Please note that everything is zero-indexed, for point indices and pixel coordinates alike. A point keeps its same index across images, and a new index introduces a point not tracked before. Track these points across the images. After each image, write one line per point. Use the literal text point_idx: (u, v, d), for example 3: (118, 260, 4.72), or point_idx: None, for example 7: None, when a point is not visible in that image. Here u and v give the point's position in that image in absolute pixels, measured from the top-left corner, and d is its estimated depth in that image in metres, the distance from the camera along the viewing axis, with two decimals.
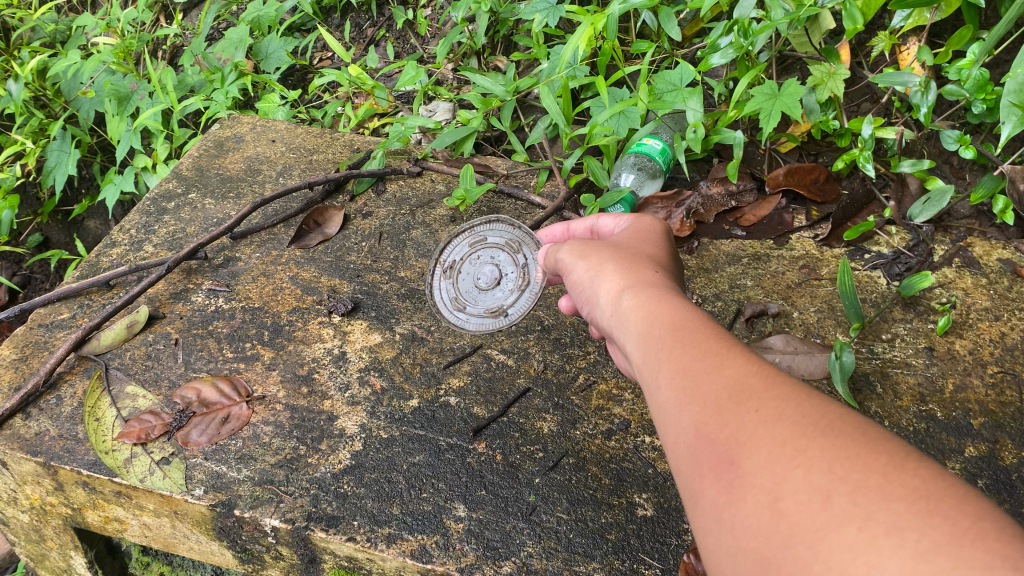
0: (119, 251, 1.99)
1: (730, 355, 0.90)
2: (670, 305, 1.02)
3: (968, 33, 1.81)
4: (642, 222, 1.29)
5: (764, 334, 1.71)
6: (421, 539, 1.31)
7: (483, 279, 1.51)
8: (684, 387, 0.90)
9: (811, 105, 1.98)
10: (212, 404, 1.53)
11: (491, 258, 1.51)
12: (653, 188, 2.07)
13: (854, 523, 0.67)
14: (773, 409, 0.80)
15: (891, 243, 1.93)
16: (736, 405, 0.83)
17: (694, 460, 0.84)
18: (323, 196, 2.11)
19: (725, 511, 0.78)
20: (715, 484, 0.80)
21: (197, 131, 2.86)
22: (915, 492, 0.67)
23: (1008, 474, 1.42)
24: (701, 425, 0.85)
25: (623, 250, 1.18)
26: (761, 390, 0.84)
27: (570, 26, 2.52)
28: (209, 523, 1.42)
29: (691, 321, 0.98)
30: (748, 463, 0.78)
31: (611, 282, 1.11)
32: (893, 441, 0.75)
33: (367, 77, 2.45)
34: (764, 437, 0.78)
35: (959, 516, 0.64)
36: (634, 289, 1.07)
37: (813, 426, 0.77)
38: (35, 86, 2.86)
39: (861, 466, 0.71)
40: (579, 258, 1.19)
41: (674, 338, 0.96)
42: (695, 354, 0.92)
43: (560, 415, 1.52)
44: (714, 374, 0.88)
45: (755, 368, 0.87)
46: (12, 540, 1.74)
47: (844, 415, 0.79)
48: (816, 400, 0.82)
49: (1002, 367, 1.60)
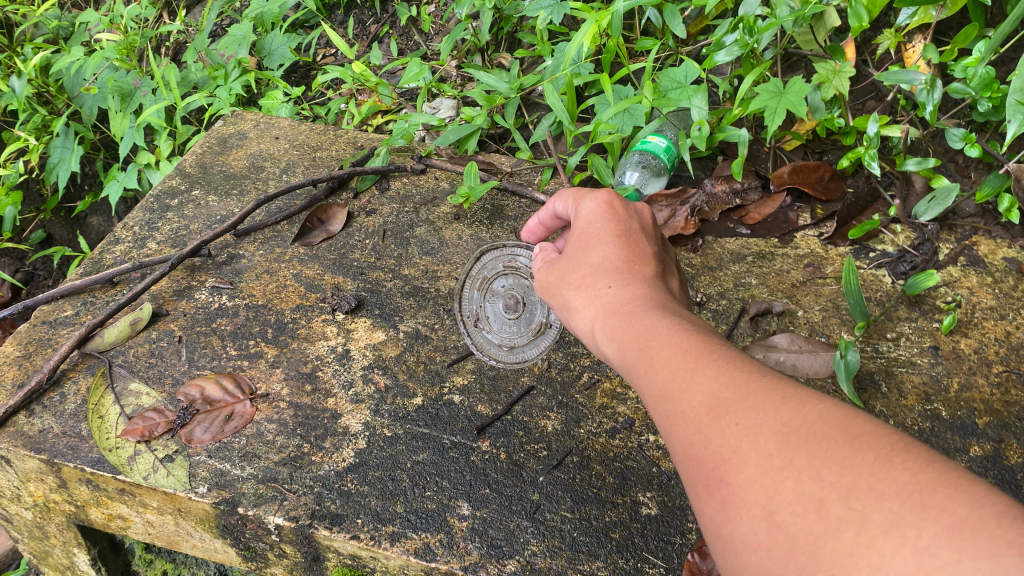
0: (122, 248, 1.98)
1: (695, 367, 0.90)
2: (638, 321, 1.02)
3: (974, 31, 1.80)
4: (586, 206, 1.24)
5: (769, 333, 1.70)
6: (425, 537, 1.31)
7: (508, 308, 1.56)
8: (664, 413, 0.90)
9: (816, 103, 1.95)
10: (216, 402, 1.52)
11: (505, 287, 1.59)
12: (656, 186, 2.03)
13: (852, 527, 0.66)
14: (754, 420, 0.80)
15: (896, 242, 1.92)
16: (715, 422, 0.83)
17: (688, 483, 0.85)
18: (327, 193, 2.10)
19: (722, 528, 0.78)
20: (710, 503, 0.80)
21: (201, 127, 2.86)
22: (909, 487, 0.67)
23: (1012, 474, 1.41)
24: (684, 451, 0.85)
25: (578, 265, 1.16)
26: (738, 401, 0.83)
27: (574, 23, 2.51)
28: (213, 521, 1.41)
29: (659, 335, 0.97)
30: (736, 479, 0.78)
31: (585, 309, 1.12)
32: (879, 433, 0.74)
33: (371, 74, 2.45)
34: (748, 451, 0.78)
35: (956, 506, 0.63)
36: (605, 311, 1.08)
37: (795, 433, 0.77)
38: (38, 82, 2.85)
39: (850, 468, 0.71)
40: (551, 296, 1.20)
41: (645, 362, 0.96)
42: (666, 375, 0.92)
43: (564, 413, 1.52)
44: (687, 395, 0.88)
45: (725, 376, 0.87)
46: (15, 536, 1.74)
47: (824, 413, 0.78)
48: (792, 401, 0.81)
49: (1006, 367, 1.60)
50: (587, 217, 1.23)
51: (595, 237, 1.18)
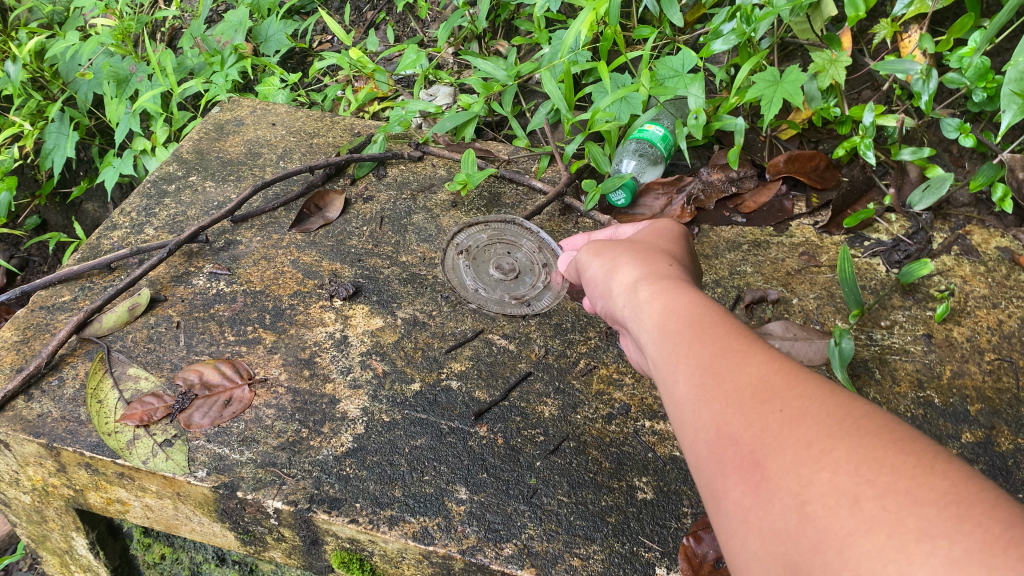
0: (119, 234, 1.97)
1: (752, 350, 0.87)
2: (688, 297, 0.99)
3: (969, 21, 1.80)
4: (661, 222, 1.30)
5: (764, 320, 1.71)
6: (422, 521, 1.31)
7: (507, 269, 1.79)
8: (703, 382, 0.86)
9: (812, 92, 1.98)
10: (215, 387, 1.53)
11: (510, 252, 1.84)
12: (654, 174, 2.06)
13: (883, 528, 0.62)
14: (798, 409, 0.77)
15: (891, 231, 1.94)
16: (759, 404, 0.80)
17: (713, 459, 0.80)
18: (324, 179, 2.11)
19: (751, 513, 0.74)
20: (740, 486, 0.76)
21: (197, 114, 2.84)
22: (946, 496, 0.63)
23: (1004, 460, 1.42)
24: (721, 423, 0.81)
25: (638, 246, 1.18)
26: (783, 389, 0.80)
27: (572, 11, 2.51)
28: (212, 505, 1.42)
29: (711, 315, 0.95)
30: (774, 465, 0.74)
31: (629, 274, 1.09)
32: (922, 441, 0.71)
33: (368, 61, 2.43)
34: (789, 437, 0.75)
35: (993, 523, 0.59)
36: (651, 279, 1.06)
37: (840, 425, 0.73)
38: (33, 67, 2.81)
39: (888, 468, 0.67)
40: (596, 255, 1.19)
41: (692, 331, 0.93)
42: (715, 348, 0.89)
43: (561, 399, 1.53)
44: (736, 371, 0.85)
45: (780, 365, 0.84)
46: (14, 520, 1.75)
47: (869, 414, 0.75)
48: (840, 397, 0.78)
49: (998, 354, 1.62)
50: (658, 227, 1.28)
51: (661, 240, 1.22)
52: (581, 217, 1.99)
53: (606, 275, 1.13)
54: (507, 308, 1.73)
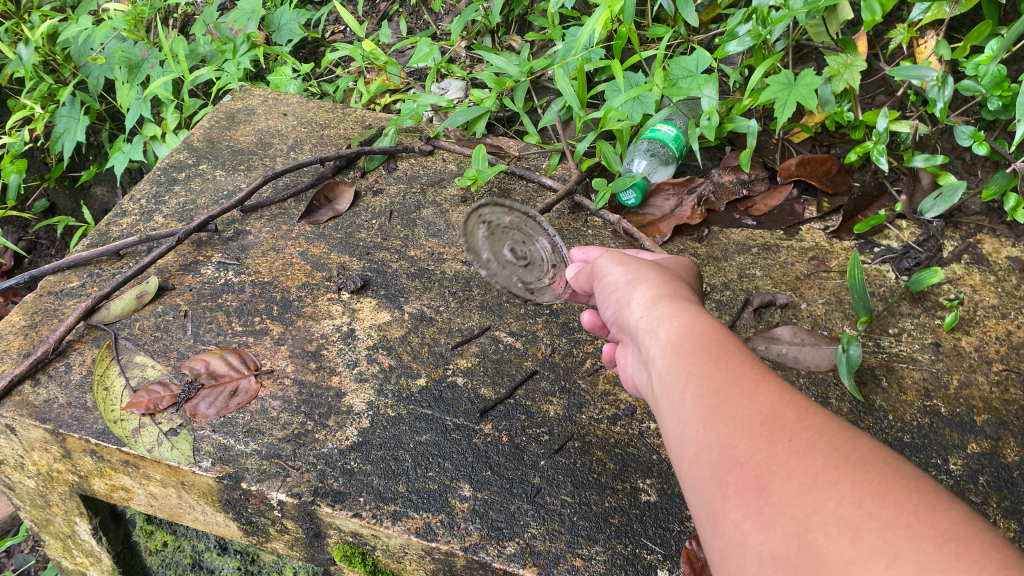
0: (129, 221, 1.96)
1: (765, 381, 0.86)
2: (706, 322, 0.97)
3: (987, 28, 1.79)
4: (681, 257, 1.28)
5: (772, 325, 1.70)
6: (426, 517, 1.31)
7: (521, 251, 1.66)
8: (712, 405, 0.85)
9: (827, 96, 1.93)
10: (221, 376, 1.53)
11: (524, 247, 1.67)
12: (664, 174, 2.06)
13: (883, 559, 0.62)
14: (808, 441, 0.76)
15: (901, 237, 1.93)
16: (768, 432, 0.79)
17: (716, 482, 0.79)
18: (334, 171, 2.11)
19: (751, 537, 0.73)
20: (742, 510, 0.75)
21: (208, 101, 2.84)
22: (946, 533, 0.63)
23: (1009, 472, 1.41)
24: (727, 445, 0.80)
25: (660, 268, 1.15)
26: (794, 420, 0.79)
27: (586, 8, 2.50)
28: (216, 495, 1.42)
29: (727, 342, 0.93)
30: (780, 492, 0.73)
31: (649, 288, 1.06)
32: (926, 479, 0.70)
33: (380, 52, 2.44)
34: (796, 468, 0.74)
35: (988, 562, 0.60)
36: (670, 299, 1.03)
37: (847, 459, 0.73)
38: (45, 50, 2.81)
39: (891, 503, 0.66)
40: (618, 263, 1.15)
41: (706, 353, 0.91)
42: (731, 375, 0.87)
43: (566, 398, 1.53)
44: (747, 399, 0.83)
45: (793, 398, 0.83)
46: (17, 504, 1.76)
47: (876, 450, 0.74)
48: (848, 432, 0.78)
49: (1006, 365, 1.60)
50: (677, 259, 1.26)
51: (682, 274, 1.20)
52: (591, 216, 1.98)
53: (624, 284, 1.10)
54: (516, 307, 1.73)
